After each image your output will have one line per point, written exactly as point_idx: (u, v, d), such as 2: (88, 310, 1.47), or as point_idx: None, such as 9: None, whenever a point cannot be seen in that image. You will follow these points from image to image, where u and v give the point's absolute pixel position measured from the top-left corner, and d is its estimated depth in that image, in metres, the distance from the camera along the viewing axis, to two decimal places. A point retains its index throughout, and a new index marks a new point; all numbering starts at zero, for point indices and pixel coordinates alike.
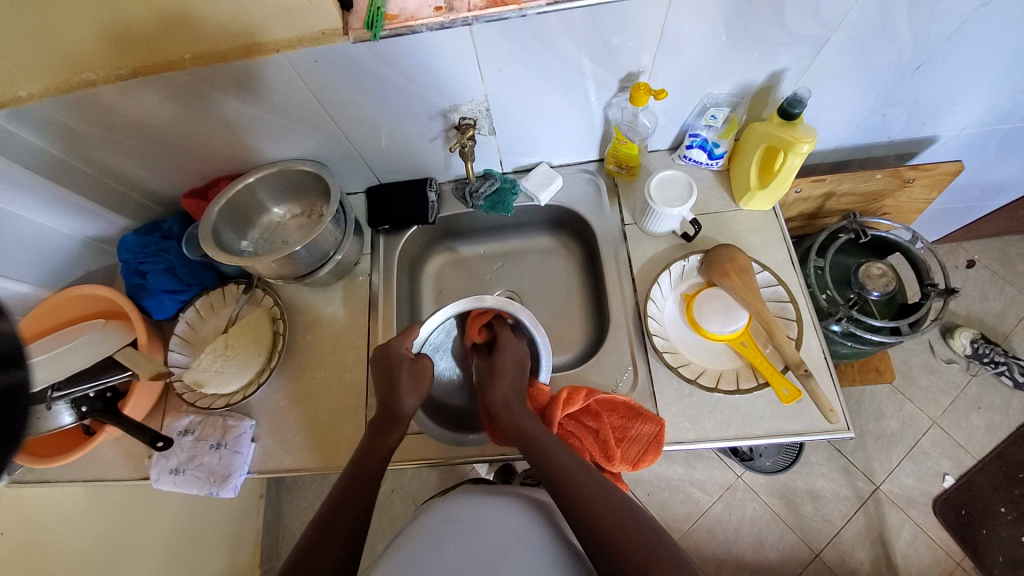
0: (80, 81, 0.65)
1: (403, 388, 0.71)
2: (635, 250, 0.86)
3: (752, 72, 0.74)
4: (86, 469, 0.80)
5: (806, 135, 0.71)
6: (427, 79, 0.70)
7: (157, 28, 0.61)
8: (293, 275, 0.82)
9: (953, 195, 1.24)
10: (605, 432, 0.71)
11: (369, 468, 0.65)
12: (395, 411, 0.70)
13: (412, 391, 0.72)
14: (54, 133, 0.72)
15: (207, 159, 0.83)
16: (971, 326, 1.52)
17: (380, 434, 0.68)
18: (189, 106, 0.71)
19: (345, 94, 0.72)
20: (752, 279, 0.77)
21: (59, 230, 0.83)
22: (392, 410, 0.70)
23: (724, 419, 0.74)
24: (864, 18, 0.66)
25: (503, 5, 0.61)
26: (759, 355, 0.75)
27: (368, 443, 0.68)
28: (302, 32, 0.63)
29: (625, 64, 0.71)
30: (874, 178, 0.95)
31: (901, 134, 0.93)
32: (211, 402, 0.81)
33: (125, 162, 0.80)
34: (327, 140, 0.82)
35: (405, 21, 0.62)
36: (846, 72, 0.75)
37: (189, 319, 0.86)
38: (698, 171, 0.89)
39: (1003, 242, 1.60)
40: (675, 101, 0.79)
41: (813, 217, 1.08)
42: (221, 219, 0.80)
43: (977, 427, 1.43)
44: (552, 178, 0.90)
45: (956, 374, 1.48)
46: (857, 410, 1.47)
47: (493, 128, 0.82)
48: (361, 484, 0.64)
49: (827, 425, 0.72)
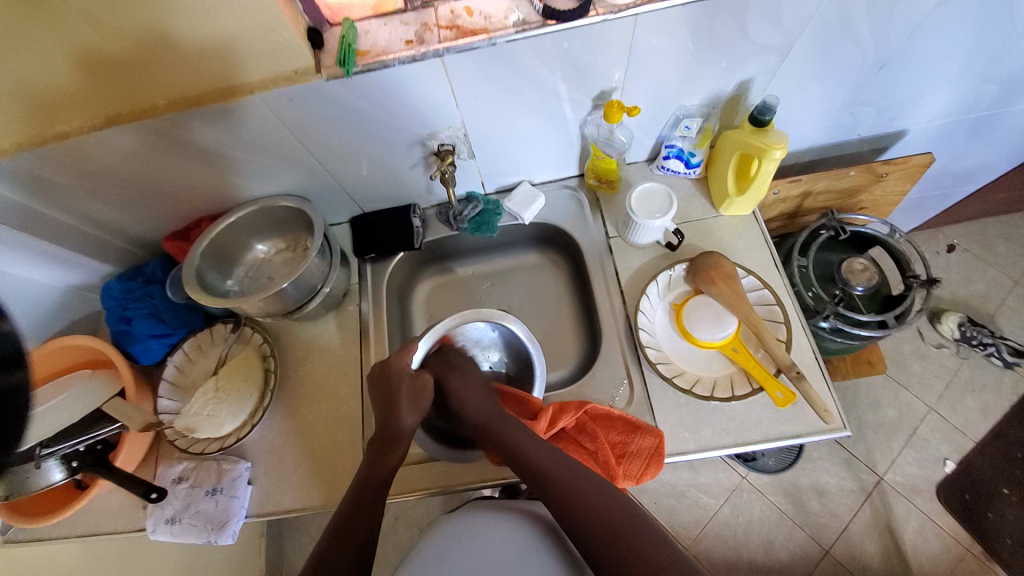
0: (54, 133, 0.65)
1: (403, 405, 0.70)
2: (622, 262, 0.87)
3: (720, 83, 0.76)
4: (79, 525, 0.78)
5: (778, 141, 0.73)
6: (403, 109, 0.71)
7: (129, 77, 0.62)
8: (281, 312, 0.81)
9: (927, 184, 1.27)
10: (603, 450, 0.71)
11: (370, 490, 0.64)
12: (396, 430, 0.68)
13: (412, 409, 0.70)
14: (30, 186, 0.71)
15: (187, 200, 0.83)
16: (956, 309, 1.55)
17: (380, 454, 0.67)
18: (167, 150, 0.71)
19: (322, 128, 0.72)
20: (737, 285, 0.78)
21: (41, 281, 0.82)
22: (393, 430, 0.68)
23: (722, 426, 0.74)
24: (824, 24, 0.68)
25: (473, 35, 0.62)
26: (751, 360, 0.75)
27: (370, 463, 0.66)
28: (275, 72, 0.63)
29: (597, 82, 0.72)
30: (848, 175, 0.98)
31: (870, 130, 0.95)
32: (205, 446, 0.80)
33: (104, 209, 0.79)
34: (307, 174, 0.82)
35: (378, 56, 0.63)
36: (812, 76, 0.78)
37: (177, 362, 0.85)
38: (678, 181, 0.91)
39: (979, 224, 1.64)
40: (648, 115, 0.80)
41: (793, 217, 1.10)
42: (205, 260, 0.79)
43: (972, 409, 1.45)
44: (535, 197, 0.91)
45: (946, 358, 1.50)
46: (854, 402, 1.48)
47: (472, 152, 0.83)
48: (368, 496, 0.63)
49: (824, 425, 0.73)
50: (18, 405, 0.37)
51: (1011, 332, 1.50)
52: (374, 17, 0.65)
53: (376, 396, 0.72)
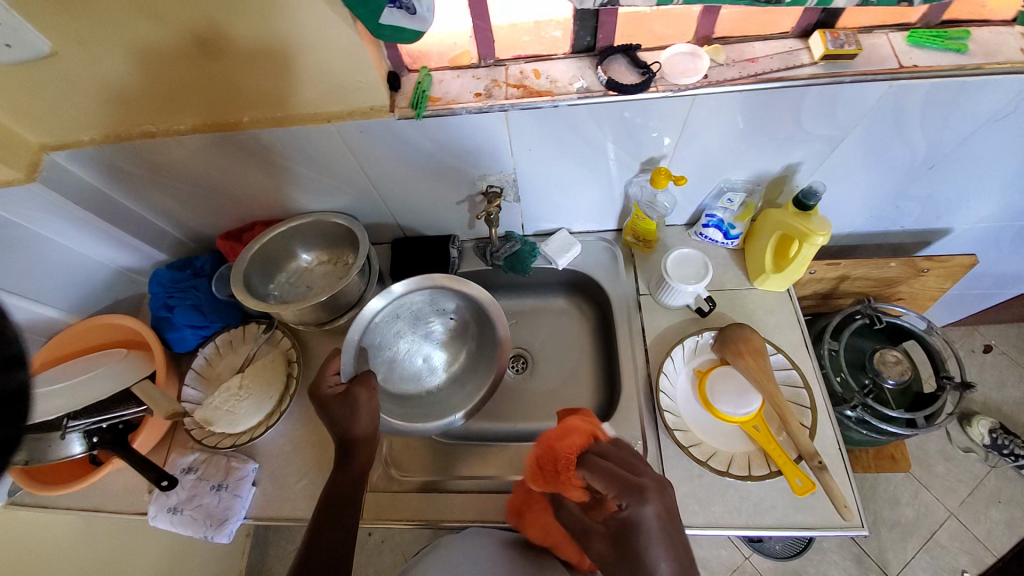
0: (142, 132, 0.72)
1: (359, 410, 0.70)
2: (648, 320, 0.88)
3: (767, 164, 0.78)
4: (84, 499, 0.80)
5: (821, 227, 0.73)
6: (461, 152, 0.75)
7: (220, 95, 0.68)
8: (313, 322, 0.84)
9: (969, 282, 1.24)
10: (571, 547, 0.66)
11: (341, 496, 0.66)
12: (349, 437, 0.68)
13: (365, 412, 0.70)
14: (110, 174, 0.78)
15: (245, 205, 0.88)
16: (990, 414, 1.47)
17: (341, 467, 0.67)
18: (234, 158, 0.77)
19: (382, 159, 0.77)
20: (765, 362, 0.77)
21: (100, 260, 0.88)
22: (347, 435, 0.68)
23: (733, 505, 0.72)
24: (878, 124, 0.70)
25: (537, 95, 0.66)
26: (772, 442, 0.73)
27: (334, 478, 0.67)
28: (352, 107, 0.69)
29: (648, 149, 0.75)
30: (888, 266, 0.97)
31: (914, 225, 0.95)
32: (219, 441, 0.82)
33: (169, 203, 0.85)
34: (360, 197, 0.86)
35: (447, 104, 0.67)
36: (861, 168, 0.79)
37: (207, 354, 0.89)
38: (713, 249, 0.92)
39: (1020, 328, 1.58)
40: (693, 184, 0.83)
41: (826, 298, 1.09)
42: (253, 263, 0.84)
43: (998, 522, 1.36)
44: (571, 245, 0.93)
45: (975, 465, 1.42)
46: (872, 496, 1.41)
47: (518, 196, 0.86)
48: (342, 505, 0.65)
49: (841, 522, 0.70)
50: (19, 409, 0.29)
51: None
52: (450, 68, 0.70)
53: (325, 415, 0.71)
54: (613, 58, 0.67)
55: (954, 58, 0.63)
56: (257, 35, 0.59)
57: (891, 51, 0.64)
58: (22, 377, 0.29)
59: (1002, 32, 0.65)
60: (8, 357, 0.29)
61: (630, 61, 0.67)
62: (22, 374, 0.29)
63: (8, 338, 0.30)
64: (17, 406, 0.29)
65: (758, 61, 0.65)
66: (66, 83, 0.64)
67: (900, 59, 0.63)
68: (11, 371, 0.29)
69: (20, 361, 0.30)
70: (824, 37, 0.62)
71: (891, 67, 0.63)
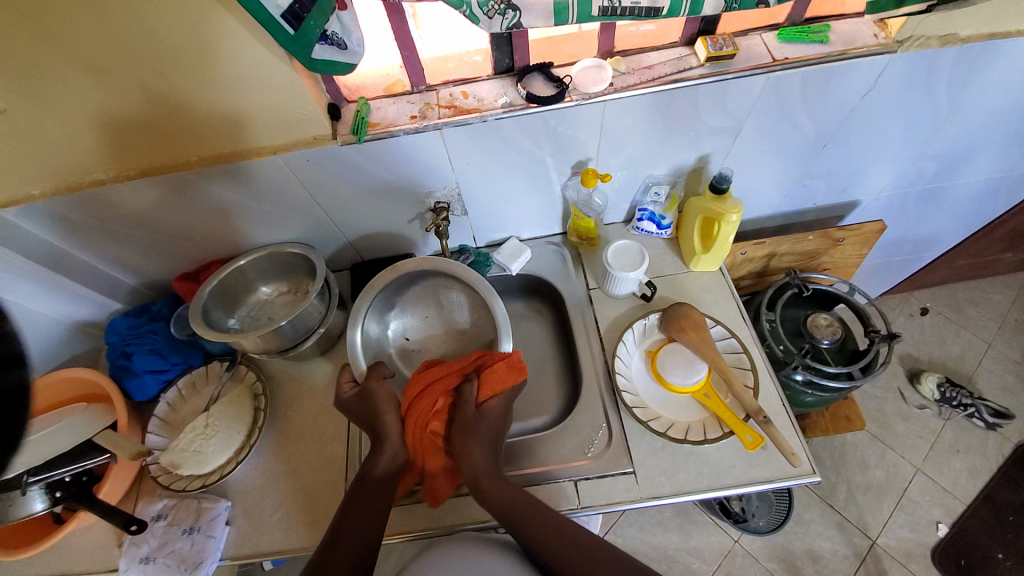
0: (90, 180, 0.74)
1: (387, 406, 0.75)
2: (601, 311, 0.94)
3: (683, 157, 0.87)
4: (47, 566, 0.76)
5: (735, 207, 0.83)
6: (406, 171, 0.81)
7: (167, 138, 0.71)
8: (277, 349, 0.86)
9: (889, 249, 1.38)
10: (439, 473, 0.75)
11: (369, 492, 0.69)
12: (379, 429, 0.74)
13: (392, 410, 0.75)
14: (59, 227, 0.79)
15: (199, 245, 0.89)
16: (935, 370, 1.60)
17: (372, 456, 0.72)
18: (185, 199, 0.79)
19: (331, 186, 0.81)
20: (706, 333, 0.85)
21: (52, 316, 0.87)
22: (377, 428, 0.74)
23: (697, 471, 0.77)
24: (766, 112, 0.80)
25: (467, 113, 0.74)
26: (721, 406, 0.80)
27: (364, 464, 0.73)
28: (298, 138, 0.74)
29: (576, 153, 0.83)
30: (808, 240, 1.08)
31: (824, 201, 1.07)
32: (187, 484, 0.80)
33: (120, 250, 0.86)
34: (314, 225, 0.89)
35: (386, 128, 0.73)
36: (767, 152, 0.89)
37: (170, 399, 0.88)
38: (651, 240, 1.00)
39: (949, 289, 1.73)
40: (623, 182, 0.91)
41: (761, 275, 1.18)
42: (211, 299, 0.86)
43: (959, 471, 1.46)
44: (521, 251, 0.99)
45: (929, 419, 1.53)
46: (842, 462, 1.49)
47: (465, 209, 0.92)
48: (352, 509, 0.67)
49: (792, 470, 0.76)
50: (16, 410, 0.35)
51: (989, 394, 1.55)
52: (386, 96, 0.77)
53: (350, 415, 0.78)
54: (531, 76, 0.75)
55: (818, 49, 0.74)
56: (200, 78, 0.64)
57: (765, 48, 0.75)
58: (22, 374, 0.35)
59: (856, 23, 0.77)
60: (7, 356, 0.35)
61: (546, 77, 0.75)
62: (19, 373, 0.35)
63: (8, 339, 0.35)
64: (13, 402, 0.35)
65: (654, 67, 0.75)
66: (10, 140, 0.66)
67: (772, 54, 0.74)
68: (12, 370, 0.35)
69: (18, 361, 0.35)
70: (705, 42, 0.73)
71: (765, 62, 0.74)
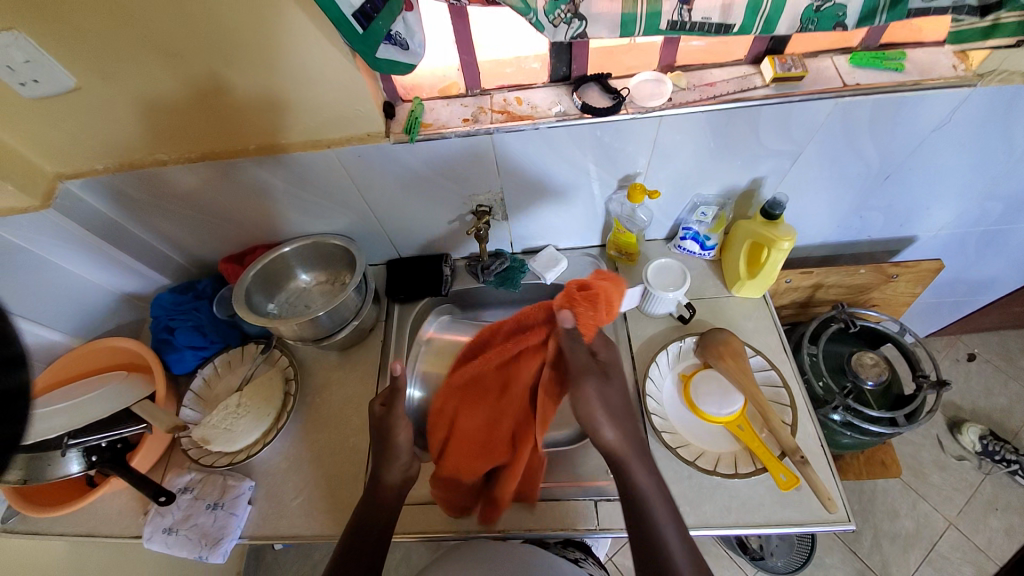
0: (152, 159, 0.77)
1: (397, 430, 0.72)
2: (633, 328, 0.91)
3: (735, 178, 0.84)
4: (77, 524, 0.80)
5: (787, 234, 0.80)
6: (453, 172, 0.81)
7: (228, 125, 0.73)
8: (311, 338, 0.87)
9: (943, 289, 1.30)
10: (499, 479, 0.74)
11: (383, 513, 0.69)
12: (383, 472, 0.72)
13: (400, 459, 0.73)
14: (118, 202, 0.83)
15: (246, 229, 0.92)
16: (979, 421, 1.50)
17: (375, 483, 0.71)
18: (235, 183, 0.81)
19: (379, 181, 0.82)
20: (745, 363, 0.82)
21: (103, 286, 0.91)
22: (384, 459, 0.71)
23: (723, 504, 0.74)
24: (830, 139, 0.77)
25: (520, 120, 0.73)
26: (756, 440, 0.76)
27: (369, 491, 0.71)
28: (350, 133, 0.75)
29: (624, 167, 0.81)
30: (860, 273, 1.02)
31: (880, 234, 1.02)
32: (214, 460, 0.83)
33: (172, 228, 0.89)
34: (357, 218, 0.91)
35: (438, 129, 0.74)
36: (825, 179, 0.85)
37: (206, 375, 0.91)
38: (693, 261, 0.97)
39: (1001, 336, 1.62)
40: (669, 199, 0.89)
41: (804, 306, 1.14)
42: (254, 282, 0.88)
43: (997, 530, 1.36)
44: (557, 261, 0.97)
45: (970, 473, 1.43)
46: (871, 508, 1.41)
47: (506, 215, 0.91)
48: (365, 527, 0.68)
49: (827, 516, 0.72)
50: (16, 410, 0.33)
51: None
52: (440, 97, 0.77)
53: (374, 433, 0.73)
54: (588, 85, 0.74)
55: (893, 76, 0.70)
56: (263, 69, 0.65)
57: (836, 72, 0.72)
58: (21, 375, 0.33)
59: (935, 52, 0.72)
60: (9, 356, 0.33)
61: (602, 87, 0.74)
62: (24, 373, 0.34)
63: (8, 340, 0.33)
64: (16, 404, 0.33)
65: (716, 85, 0.73)
66: (84, 115, 0.70)
67: (844, 79, 0.71)
68: (10, 371, 0.33)
69: (20, 361, 0.33)
70: (772, 62, 0.70)
71: (836, 86, 0.70)
